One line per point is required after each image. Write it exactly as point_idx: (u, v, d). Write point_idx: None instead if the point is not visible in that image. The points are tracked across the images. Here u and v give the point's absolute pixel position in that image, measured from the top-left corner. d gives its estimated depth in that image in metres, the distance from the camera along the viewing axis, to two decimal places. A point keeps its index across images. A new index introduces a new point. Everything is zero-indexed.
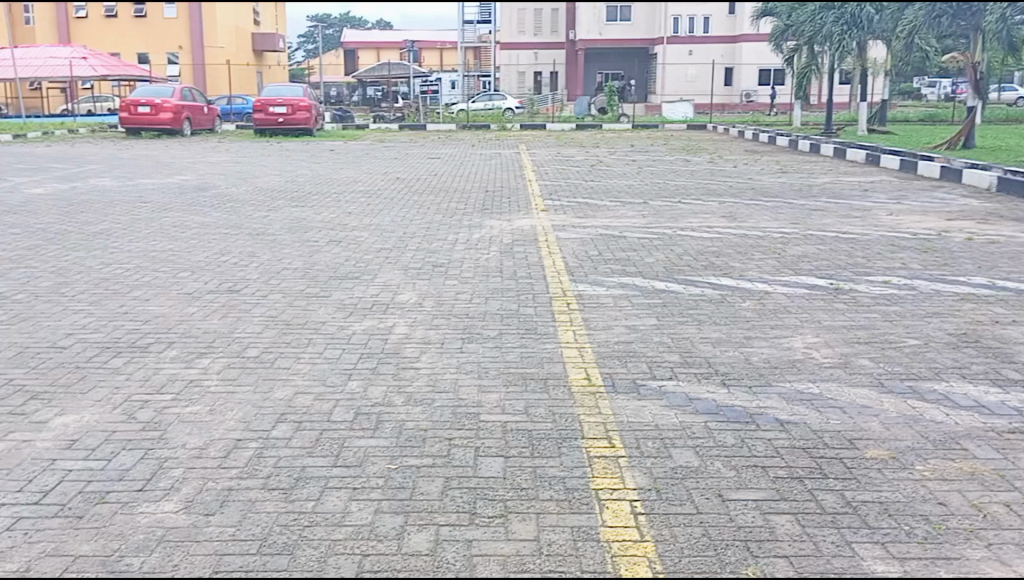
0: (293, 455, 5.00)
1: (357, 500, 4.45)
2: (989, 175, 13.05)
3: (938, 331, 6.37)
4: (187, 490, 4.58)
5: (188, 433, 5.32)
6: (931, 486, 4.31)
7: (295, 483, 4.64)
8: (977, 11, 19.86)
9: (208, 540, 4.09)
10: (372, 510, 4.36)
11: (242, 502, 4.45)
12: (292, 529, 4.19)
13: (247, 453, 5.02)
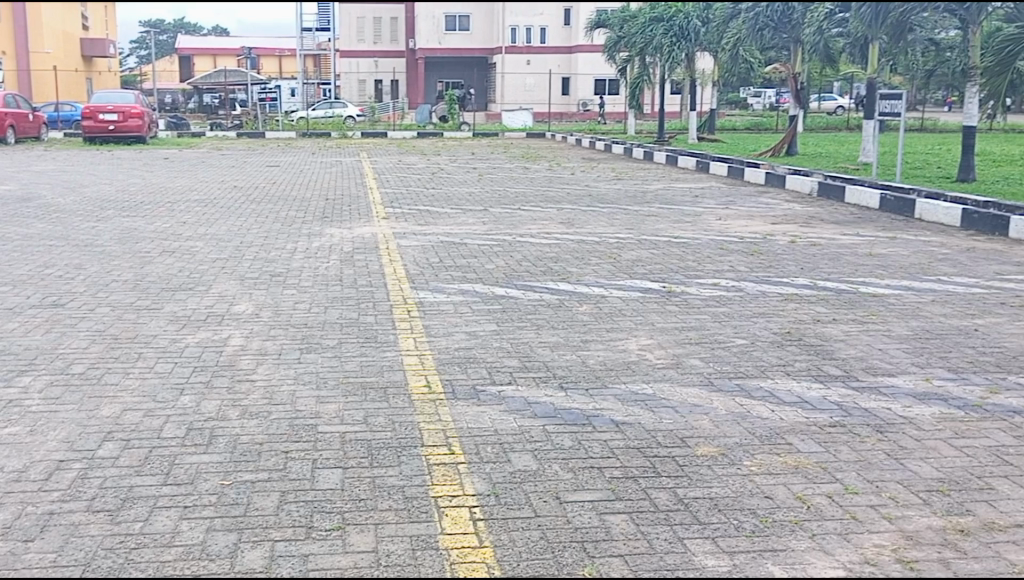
0: (121, 474, 4.58)
1: (187, 519, 4.11)
2: (809, 181, 13.83)
3: (763, 330, 6.58)
4: (4, 516, 4.13)
5: (6, 455, 4.81)
6: (758, 480, 4.41)
7: (122, 504, 4.25)
8: (795, 24, 21.11)
9: (25, 568, 3.69)
10: (203, 528, 4.04)
11: (63, 526, 4.04)
12: (118, 552, 3.82)
13: (70, 474, 4.58)
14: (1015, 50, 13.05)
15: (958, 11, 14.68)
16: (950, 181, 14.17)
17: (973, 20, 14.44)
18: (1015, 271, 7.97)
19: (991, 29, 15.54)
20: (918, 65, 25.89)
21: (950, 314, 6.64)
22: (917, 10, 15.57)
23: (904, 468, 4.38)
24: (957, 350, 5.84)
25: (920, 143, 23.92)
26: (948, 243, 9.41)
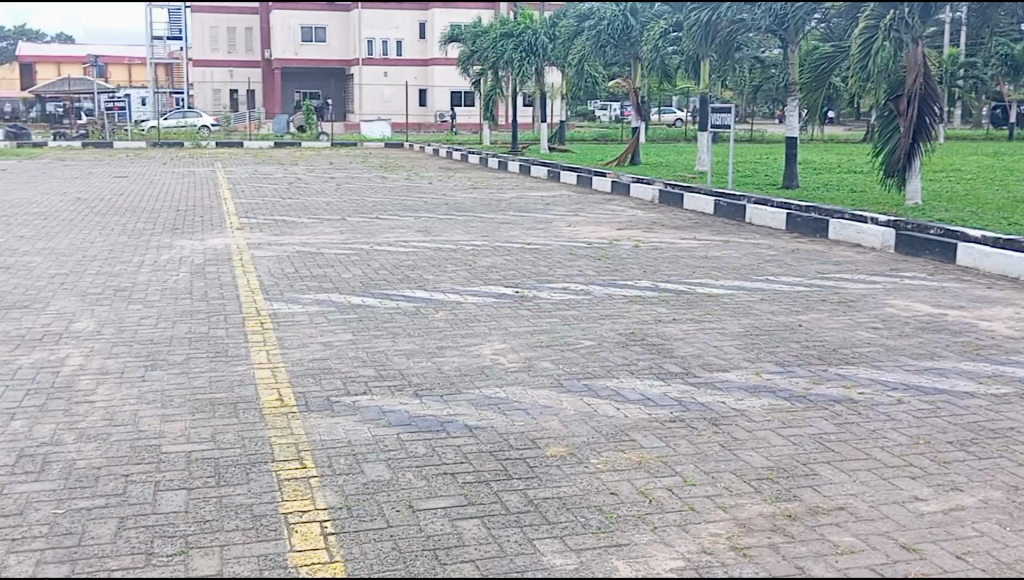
0: None
1: (16, 553, 3.87)
2: (652, 189, 14.34)
3: (610, 331, 6.77)
4: None
5: None
6: (604, 477, 4.52)
7: None
8: (635, 41, 21.66)
9: None
10: (33, 562, 3.80)
11: None
12: None
13: None
14: (829, 67, 13.82)
15: (779, 32, 15.49)
16: (776, 188, 14.98)
17: (791, 39, 15.27)
18: (836, 270, 8.49)
19: (808, 47, 16.48)
20: (748, 80, 27.30)
21: (779, 312, 7.00)
22: (743, 29, 16.28)
23: (737, 459, 4.58)
24: (785, 345, 6.16)
25: (751, 152, 25.25)
26: (779, 245, 9.94)
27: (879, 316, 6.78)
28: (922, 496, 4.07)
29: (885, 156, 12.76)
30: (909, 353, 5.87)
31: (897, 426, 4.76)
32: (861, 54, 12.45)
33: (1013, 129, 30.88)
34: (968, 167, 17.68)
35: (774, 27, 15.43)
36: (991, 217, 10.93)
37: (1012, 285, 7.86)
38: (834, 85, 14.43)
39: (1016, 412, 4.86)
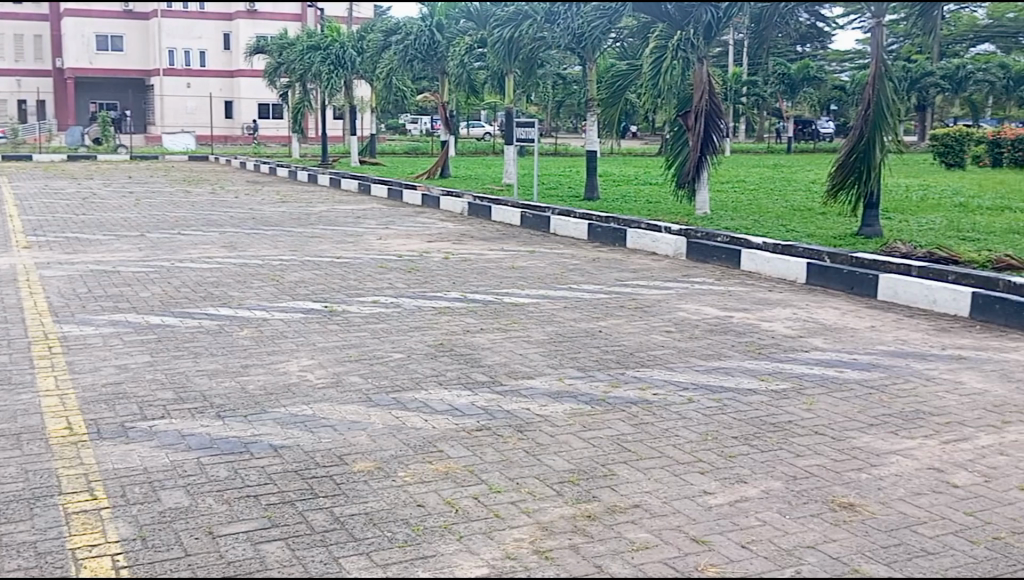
0: None
1: None
2: (461, 201, 14.49)
3: (419, 343, 6.76)
4: None
5: None
6: (410, 490, 4.49)
7: None
8: (442, 56, 21.99)
9: None
10: None
11: None
12: None
13: None
14: (623, 84, 14.42)
15: (577, 49, 16.04)
16: (579, 200, 15.51)
17: (588, 56, 15.82)
18: (634, 277, 8.87)
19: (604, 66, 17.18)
20: (550, 96, 28.35)
21: (581, 319, 7.23)
22: (543, 46, 16.93)
23: (540, 464, 4.67)
24: (586, 351, 6.36)
25: (554, 165, 26.02)
26: (580, 254, 10.28)
27: (672, 320, 7.13)
28: (710, 490, 4.27)
29: (677, 168, 13.45)
30: (699, 354, 6.20)
31: (688, 425, 5.00)
32: (652, 73, 13.05)
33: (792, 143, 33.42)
34: (750, 178, 18.98)
35: (573, 45, 15.98)
36: (771, 225, 11.75)
37: (791, 288, 8.46)
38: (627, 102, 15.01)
39: (793, 406, 5.22)
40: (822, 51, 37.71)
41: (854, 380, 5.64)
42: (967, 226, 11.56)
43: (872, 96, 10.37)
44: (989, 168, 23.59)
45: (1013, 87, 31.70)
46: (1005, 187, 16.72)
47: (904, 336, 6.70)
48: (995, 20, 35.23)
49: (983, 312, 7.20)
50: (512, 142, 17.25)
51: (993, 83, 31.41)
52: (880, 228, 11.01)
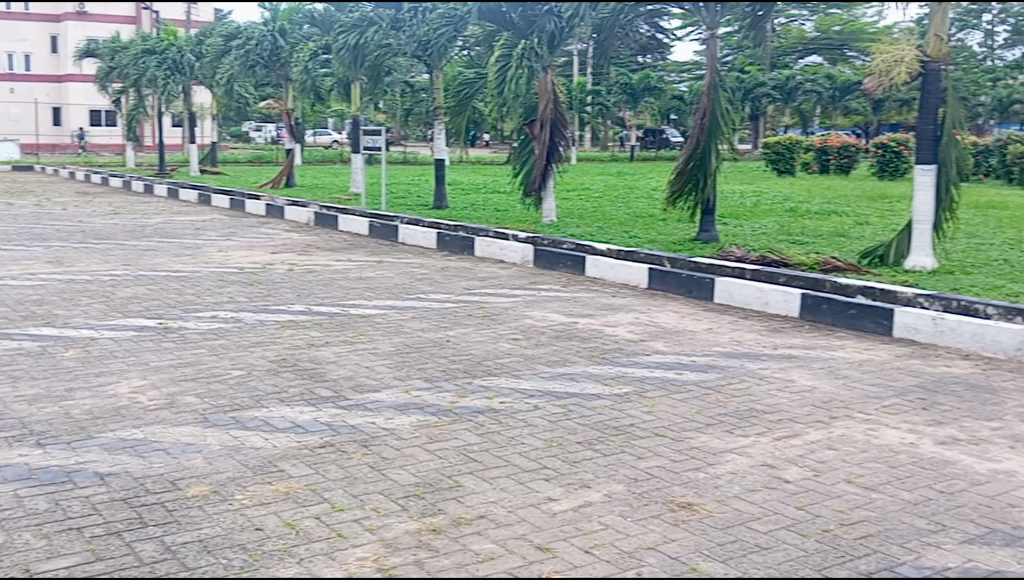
0: None
1: None
2: (307, 211, 14.16)
3: (260, 359, 6.50)
4: None
5: None
6: (248, 513, 4.26)
7: None
8: (285, 62, 21.27)
9: None
10: None
11: None
12: None
13: None
14: (470, 92, 14.46)
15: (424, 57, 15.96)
16: (427, 209, 15.43)
17: (435, 65, 15.95)
18: (482, 286, 8.87)
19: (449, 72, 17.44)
20: (395, 102, 28.52)
21: (428, 329, 7.15)
22: (389, 54, 16.76)
23: (384, 478, 4.54)
24: (433, 361, 6.28)
25: (402, 174, 25.80)
26: (428, 264, 10.20)
27: (519, 327, 7.15)
28: (555, 496, 4.25)
29: (523, 176, 13.63)
30: (546, 361, 6.24)
31: (534, 432, 5.00)
32: (498, 81, 13.17)
33: (635, 151, 34.65)
34: (596, 186, 19.38)
35: (419, 52, 15.88)
36: (615, 231, 12.03)
37: (633, 294, 8.67)
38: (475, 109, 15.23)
39: (635, 409, 5.31)
40: (663, 61, 38.94)
41: (692, 381, 5.80)
42: (795, 230, 12.19)
43: (708, 106, 10.76)
44: (816, 174, 24.97)
45: (838, 97, 33.35)
46: (829, 194, 17.74)
47: (739, 337, 6.95)
48: (821, 34, 37.30)
49: (810, 312, 7.57)
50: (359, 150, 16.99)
51: (820, 93, 33.07)
52: (716, 233, 11.46)
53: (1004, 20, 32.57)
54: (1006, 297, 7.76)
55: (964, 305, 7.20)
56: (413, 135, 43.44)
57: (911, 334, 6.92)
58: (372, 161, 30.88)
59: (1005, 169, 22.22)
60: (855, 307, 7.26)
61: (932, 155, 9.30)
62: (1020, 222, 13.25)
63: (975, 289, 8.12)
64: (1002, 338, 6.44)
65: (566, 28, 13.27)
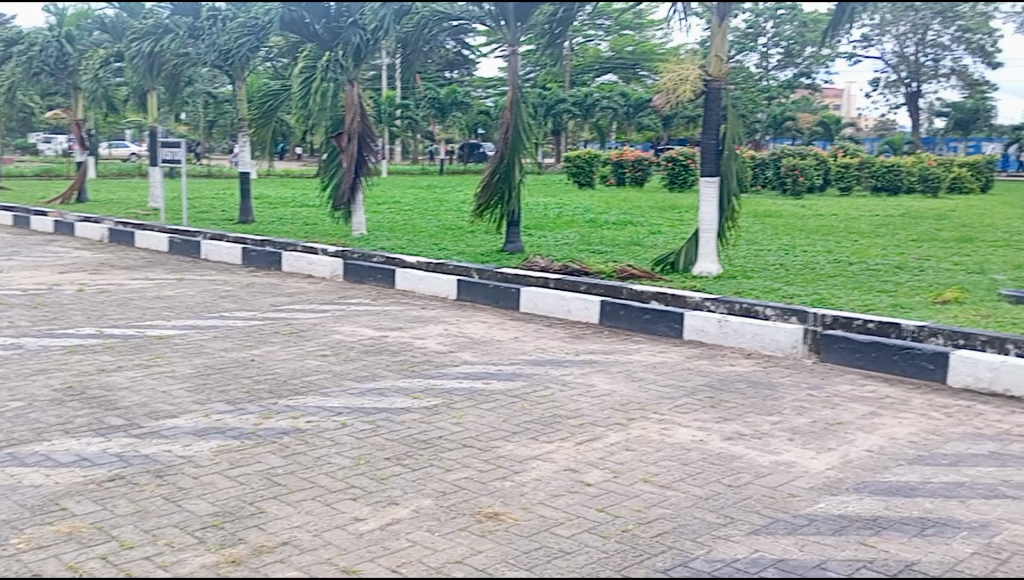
0: None
1: None
2: (100, 227, 13.36)
3: (42, 388, 6.03)
4: None
5: None
6: (24, 558, 3.83)
7: None
8: (73, 70, 20.14)
9: None
10: None
11: None
12: None
13: None
14: (274, 104, 14.12)
15: (224, 66, 15.46)
16: (232, 224, 14.93)
17: (237, 75, 15.39)
18: (288, 301, 8.65)
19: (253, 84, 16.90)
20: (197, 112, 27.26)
21: (231, 348, 6.89)
22: (187, 63, 16.22)
23: (180, 510, 4.26)
24: (235, 382, 6.04)
25: (205, 188, 24.73)
26: (232, 280, 9.84)
27: (327, 343, 7.01)
28: (362, 516, 4.14)
29: (331, 190, 13.41)
30: (354, 376, 6.14)
31: (339, 451, 4.89)
32: (302, 93, 12.94)
33: (444, 165, 34.70)
34: (405, 200, 19.33)
35: (219, 62, 15.29)
36: (425, 244, 12.04)
37: (442, 305, 8.71)
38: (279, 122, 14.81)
39: (443, 421, 5.30)
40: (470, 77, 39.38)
41: (499, 391, 5.86)
42: (596, 240, 12.65)
43: (510, 120, 10.99)
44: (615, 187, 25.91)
45: (632, 114, 34.90)
46: (627, 205, 18.53)
47: (544, 344, 7.11)
48: (615, 53, 38.98)
49: (610, 318, 7.86)
50: (158, 163, 16.20)
51: (615, 110, 34.50)
52: (522, 244, 11.70)
53: (777, 43, 34.10)
54: (783, 298, 8.38)
55: (746, 307, 7.70)
56: (216, 147, 41.80)
57: (700, 336, 7.32)
58: (173, 175, 29.48)
59: (779, 181, 23.80)
60: (651, 312, 7.60)
61: (715, 168, 9.87)
62: (793, 230, 14.32)
63: (757, 292, 8.72)
64: (780, 336, 6.92)
65: (371, 41, 13.15)
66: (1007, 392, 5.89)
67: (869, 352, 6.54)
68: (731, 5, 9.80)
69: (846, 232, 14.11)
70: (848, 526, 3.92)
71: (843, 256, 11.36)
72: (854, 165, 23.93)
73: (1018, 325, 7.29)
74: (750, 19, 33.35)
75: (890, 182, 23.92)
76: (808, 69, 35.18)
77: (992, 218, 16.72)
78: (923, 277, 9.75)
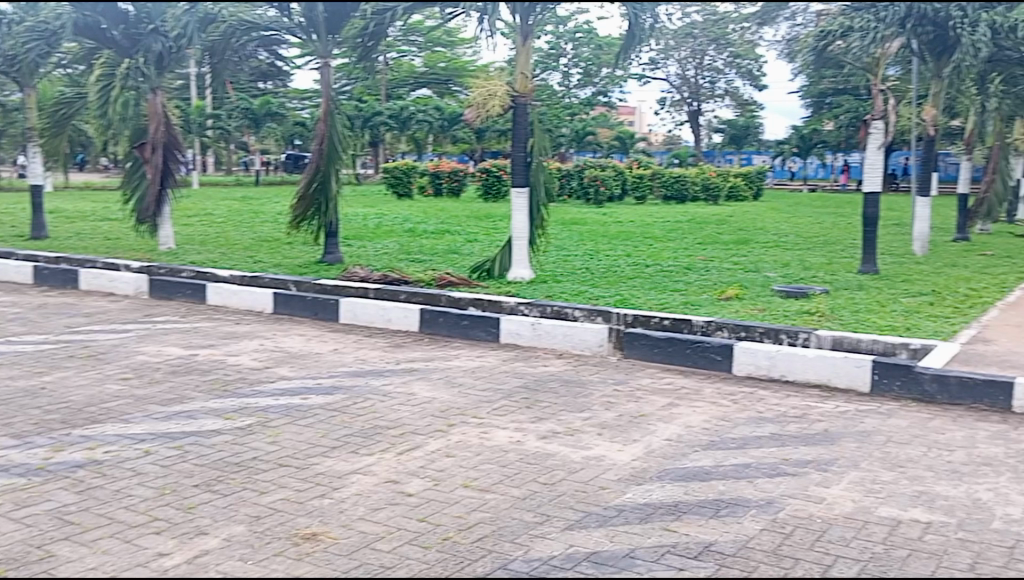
0: None
1: None
2: None
3: None
4: None
5: None
6: None
7: None
8: None
9: None
10: None
11: None
12: None
13: None
14: (68, 113, 13.33)
15: (12, 73, 14.52)
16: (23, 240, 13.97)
17: (26, 82, 14.57)
18: (87, 322, 8.19)
19: (44, 92, 16.01)
20: None
21: (20, 376, 6.44)
22: None
23: None
24: (23, 414, 5.64)
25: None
26: (22, 301, 9.20)
27: (130, 366, 6.69)
28: (167, 550, 3.90)
29: (134, 203, 12.83)
30: (160, 400, 5.89)
31: (143, 481, 4.67)
32: (100, 102, 12.31)
33: (259, 176, 33.92)
34: (218, 212, 18.72)
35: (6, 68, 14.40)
36: (238, 256, 11.71)
37: (256, 319, 8.52)
38: (75, 131, 14.09)
39: (258, 441, 5.20)
40: (283, 89, 38.70)
41: (316, 406, 5.80)
42: (414, 248, 12.74)
43: (325, 132, 10.86)
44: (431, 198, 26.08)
45: (446, 127, 35.15)
46: (442, 214, 18.74)
47: (363, 355, 7.09)
48: (429, 69, 39.35)
49: (428, 325, 7.93)
50: None
51: (431, 123, 34.63)
52: (340, 255, 11.61)
53: (576, 63, 35.54)
54: (587, 300, 8.74)
55: (557, 310, 8.01)
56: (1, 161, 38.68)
57: (515, 339, 7.53)
58: None
59: (582, 192, 24.57)
60: (468, 318, 7.74)
61: (525, 178, 10.19)
62: (597, 235, 14.96)
63: (565, 295, 9.05)
64: (587, 337, 7.23)
65: (174, 49, 12.81)
66: (784, 377, 6.48)
67: (666, 347, 6.95)
68: (532, 26, 10.24)
69: (644, 237, 14.88)
70: (653, 513, 4.16)
71: (640, 259, 11.98)
72: (647, 176, 25.14)
73: (788, 316, 7.97)
74: (551, 39, 35.38)
75: (678, 191, 25.40)
76: (604, 87, 36.69)
77: (765, 222, 18.13)
78: (710, 277, 10.44)
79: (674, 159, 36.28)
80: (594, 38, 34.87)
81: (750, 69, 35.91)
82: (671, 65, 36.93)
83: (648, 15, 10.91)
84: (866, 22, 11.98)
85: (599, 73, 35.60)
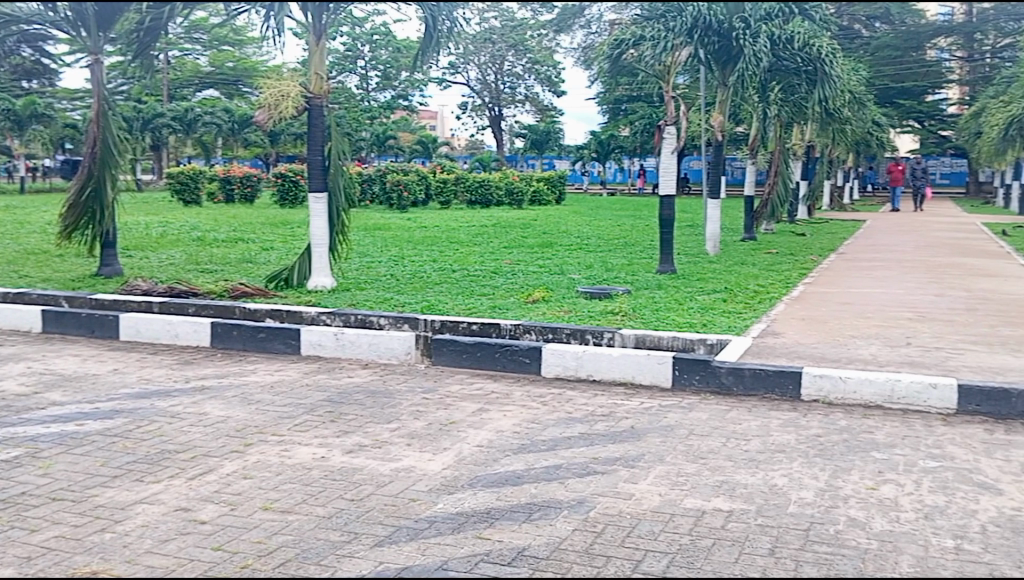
0: None
1: None
2: None
3: None
4: None
5: None
6: None
7: None
8: None
9: None
10: None
11: None
12: None
13: None
14: None
15: None
16: None
17: None
18: None
19: None
20: None
21: None
22: None
23: None
24: None
25: None
26: None
27: None
28: None
29: None
30: None
31: None
32: None
33: (26, 184, 31.20)
34: None
35: None
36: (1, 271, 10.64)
37: (24, 340, 7.73)
38: None
39: (24, 475, 4.63)
40: (52, 89, 35.96)
41: (94, 432, 5.27)
42: (204, 259, 12.08)
43: (97, 135, 10.05)
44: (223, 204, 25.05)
45: (237, 130, 33.81)
46: (236, 223, 17.90)
47: (148, 374, 6.55)
48: (215, 69, 37.80)
49: (221, 340, 7.47)
50: None
51: (219, 126, 33.26)
52: (120, 268, 10.82)
53: (374, 65, 35.12)
54: (394, 307, 8.54)
55: (362, 318, 7.78)
56: None
57: (317, 350, 7.21)
58: None
59: (385, 196, 24.53)
60: (266, 330, 7.35)
61: (323, 182, 9.86)
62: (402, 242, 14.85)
63: (371, 302, 8.82)
64: (393, 345, 7.04)
65: None
66: (591, 377, 6.54)
67: (474, 352, 6.87)
68: (326, 25, 9.92)
69: (449, 242, 14.90)
70: (465, 522, 4.03)
71: (447, 264, 11.89)
72: (450, 180, 25.31)
73: (592, 316, 8.13)
74: (348, 40, 34.65)
75: (483, 195, 25.61)
76: (404, 91, 36.07)
77: (566, 225, 18.63)
78: (515, 279, 10.54)
79: (478, 164, 36.83)
80: (392, 41, 34.40)
81: (546, 75, 37.12)
82: (471, 70, 37.34)
83: (446, 18, 10.90)
84: (658, 31, 12.48)
85: (398, 76, 35.36)
